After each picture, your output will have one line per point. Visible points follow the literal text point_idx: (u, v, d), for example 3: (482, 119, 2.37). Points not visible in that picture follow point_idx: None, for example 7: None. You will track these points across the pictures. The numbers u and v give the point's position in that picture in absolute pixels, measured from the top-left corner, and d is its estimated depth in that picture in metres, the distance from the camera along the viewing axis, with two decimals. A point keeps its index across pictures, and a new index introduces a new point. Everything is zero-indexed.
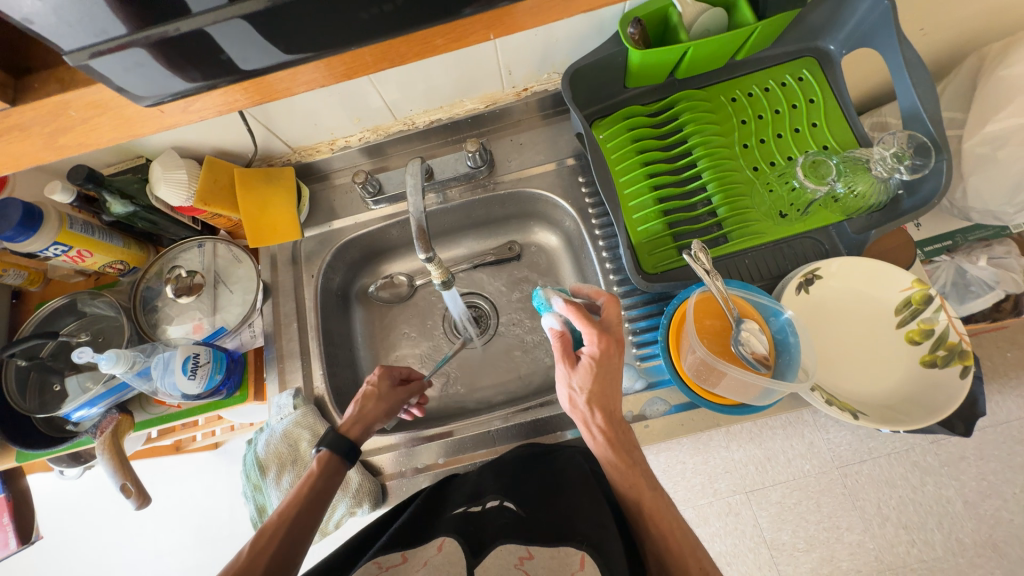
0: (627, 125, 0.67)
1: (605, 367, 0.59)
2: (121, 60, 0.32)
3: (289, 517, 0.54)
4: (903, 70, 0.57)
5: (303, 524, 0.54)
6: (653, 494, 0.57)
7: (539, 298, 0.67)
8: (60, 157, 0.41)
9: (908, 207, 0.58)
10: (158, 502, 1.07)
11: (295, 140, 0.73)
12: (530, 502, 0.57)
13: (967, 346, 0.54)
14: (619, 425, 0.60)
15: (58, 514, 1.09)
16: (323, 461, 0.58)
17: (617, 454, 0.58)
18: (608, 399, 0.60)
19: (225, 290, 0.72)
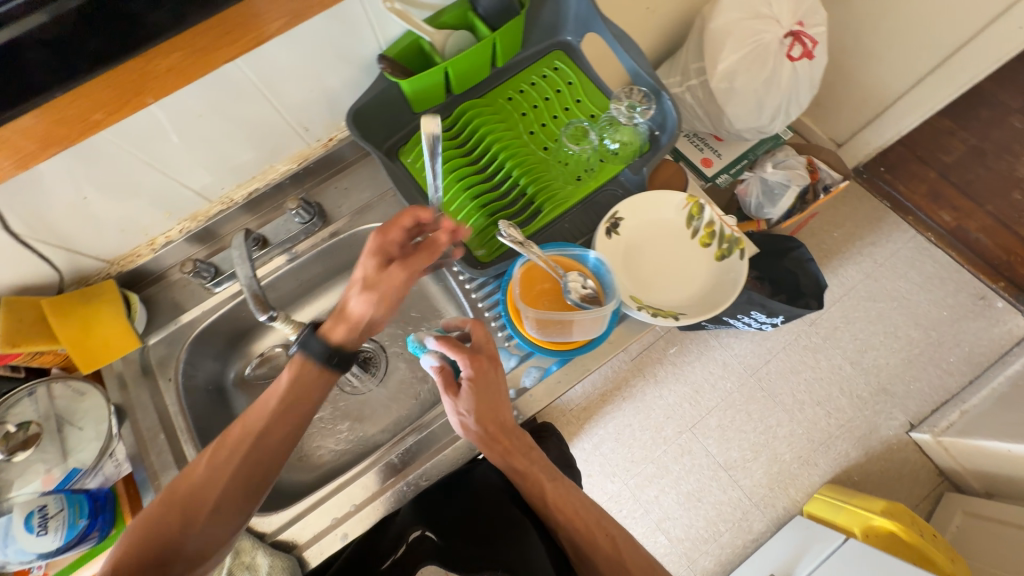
0: (427, 143, 0.74)
1: (484, 384, 0.61)
2: None
3: (221, 458, 0.54)
4: (616, 42, 0.71)
5: (231, 466, 0.54)
6: (554, 484, 0.64)
7: (411, 343, 0.66)
8: None
9: (664, 141, 0.71)
10: None
11: (107, 252, 0.71)
12: (449, 526, 0.66)
13: (738, 234, 0.68)
14: (511, 432, 0.63)
15: None
16: (288, 379, 0.57)
17: (516, 459, 0.64)
18: (495, 412, 0.62)
19: (72, 431, 0.66)
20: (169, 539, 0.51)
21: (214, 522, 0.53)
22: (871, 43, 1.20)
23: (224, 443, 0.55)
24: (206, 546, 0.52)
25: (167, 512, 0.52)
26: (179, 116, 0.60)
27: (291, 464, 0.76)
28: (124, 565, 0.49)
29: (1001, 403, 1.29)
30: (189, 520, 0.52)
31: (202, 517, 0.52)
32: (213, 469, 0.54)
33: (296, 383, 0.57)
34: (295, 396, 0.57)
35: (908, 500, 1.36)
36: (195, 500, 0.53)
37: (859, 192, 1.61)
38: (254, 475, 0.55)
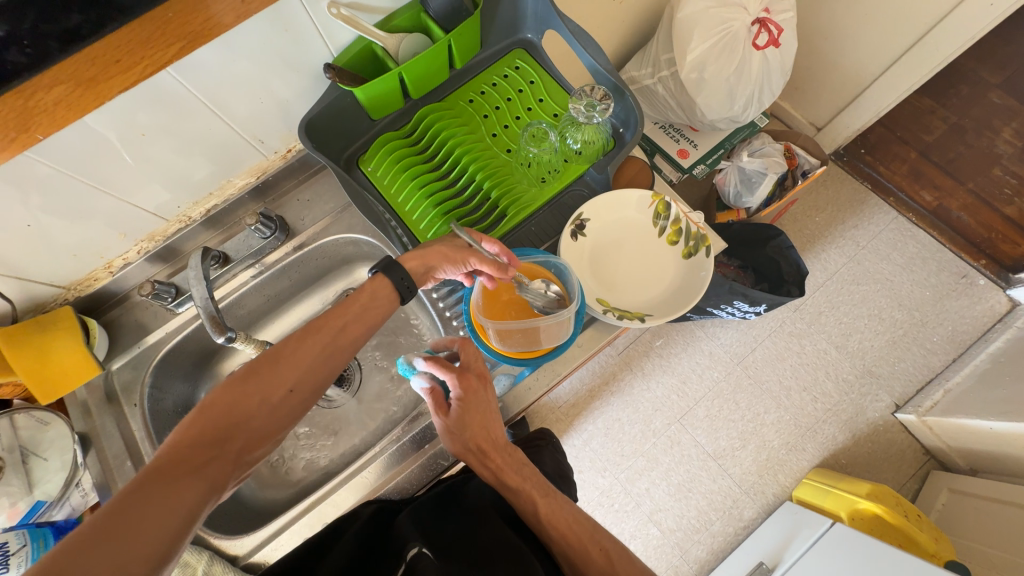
0: (387, 151, 0.72)
1: (475, 404, 0.61)
2: None
3: (305, 343, 0.52)
4: (574, 39, 0.69)
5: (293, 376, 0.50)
6: (547, 501, 0.64)
7: (401, 364, 0.67)
8: None
9: (628, 138, 0.70)
10: None
11: (61, 278, 0.68)
12: (442, 544, 0.59)
13: (704, 231, 0.67)
14: (502, 449, 0.64)
15: None
16: (373, 289, 0.57)
17: (511, 477, 0.64)
18: (487, 431, 0.63)
19: (38, 462, 0.64)
20: (235, 420, 0.47)
21: (280, 411, 0.49)
22: (845, 25, 1.18)
23: (312, 328, 0.52)
24: (268, 434, 0.48)
25: (244, 388, 0.48)
26: (122, 137, 0.58)
27: (266, 482, 0.75)
28: (188, 442, 0.44)
29: (983, 380, 1.29)
30: (257, 402, 0.48)
31: (270, 401, 0.49)
32: (297, 353, 0.51)
33: (369, 299, 0.56)
34: (378, 306, 0.57)
35: (895, 480, 1.37)
36: (267, 382, 0.49)
37: (841, 175, 1.60)
38: (326, 368, 0.52)
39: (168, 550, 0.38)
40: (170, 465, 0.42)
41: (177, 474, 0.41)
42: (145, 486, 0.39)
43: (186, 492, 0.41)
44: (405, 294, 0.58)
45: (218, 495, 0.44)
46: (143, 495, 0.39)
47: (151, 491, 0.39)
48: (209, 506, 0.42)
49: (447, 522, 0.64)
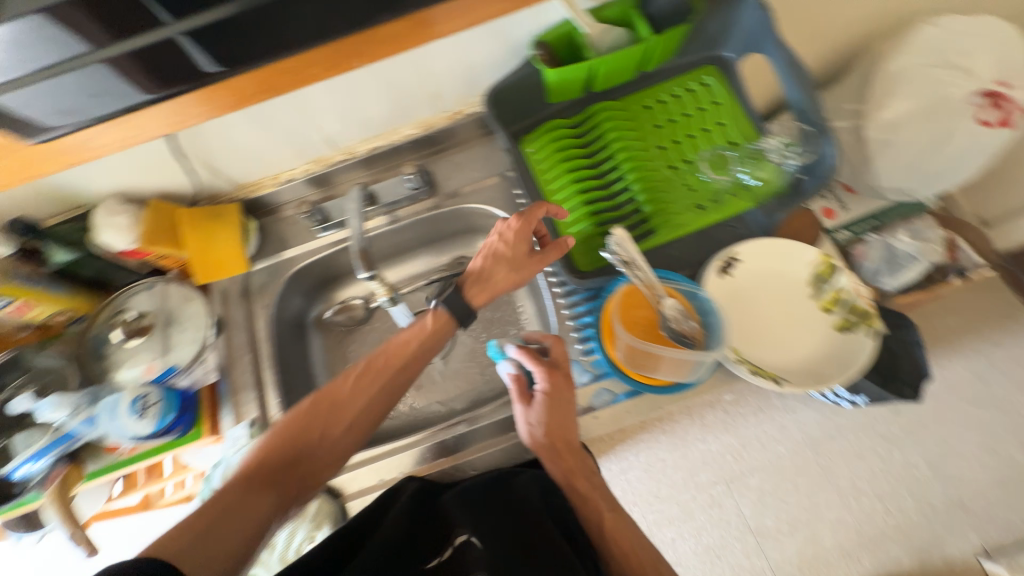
0: (552, 137, 0.72)
1: (558, 401, 0.61)
2: (81, 89, 0.48)
3: (361, 384, 0.59)
4: (786, 69, 0.63)
5: (345, 415, 0.57)
6: (613, 515, 0.60)
7: (491, 347, 0.69)
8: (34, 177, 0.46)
9: (809, 189, 0.64)
10: None
11: (238, 177, 0.75)
12: (492, 533, 0.57)
13: (871, 308, 0.59)
14: (577, 452, 0.62)
15: None
16: (432, 323, 0.62)
17: (580, 482, 0.62)
18: (564, 430, 0.62)
19: (176, 330, 0.72)
20: (300, 450, 0.56)
21: (339, 447, 0.57)
22: None
23: (367, 372, 0.59)
24: (330, 468, 0.56)
25: (308, 423, 0.57)
26: None
27: None
28: (262, 462, 0.54)
29: None
30: (317, 443, 0.56)
31: (328, 435, 0.57)
32: (355, 394, 0.58)
33: (429, 335, 0.62)
34: (434, 343, 0.62)
35: None
36: (331, 419, 0.57)
37: None
38: (379, 411, 0.59)
39: (239, 558, 0.47)
40: (249, 490, 0.52)
41: (250, 500, 0.51)
42: (223, 496, 0.50)
43: (256, 515, 0.50)
44: (461, 317, 0.63)
45: (284, 514, 0.53)
46: (219, 501, 0.50)
47: (230, 502, 0.50)
48: (274, 524, 0.51)
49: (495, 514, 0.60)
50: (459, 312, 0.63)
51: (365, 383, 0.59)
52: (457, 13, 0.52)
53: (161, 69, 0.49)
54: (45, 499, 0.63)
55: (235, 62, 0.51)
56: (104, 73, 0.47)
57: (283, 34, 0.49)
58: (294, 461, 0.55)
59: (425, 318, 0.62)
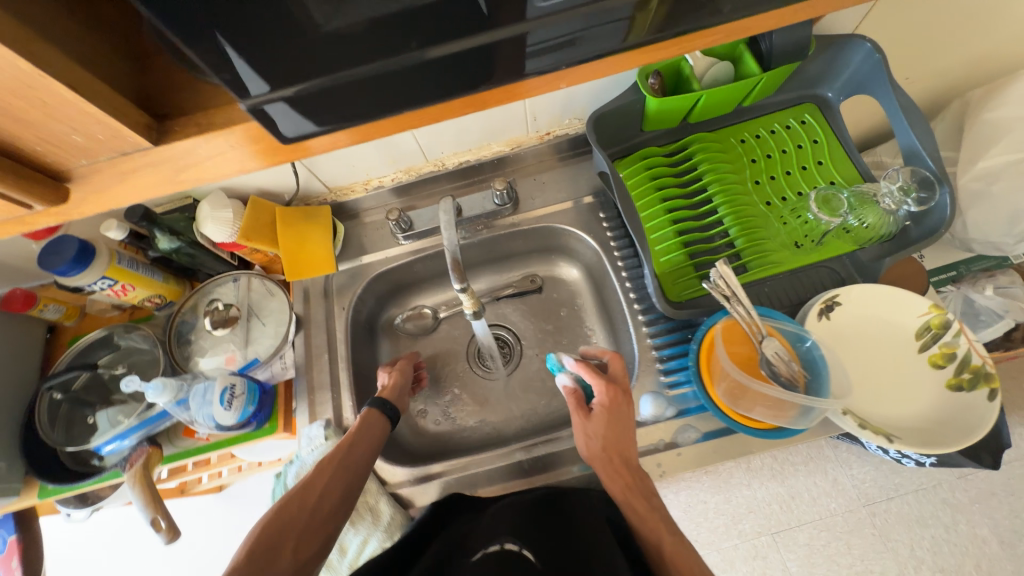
0: (645, 164, 0.72)
1: (616, 413, 0.61)
2: (274, 112, 0.28)
3: (335, 482, 0.58)
4: (899, 113, 0.62)
5: (331, 484, 0.57)
6: (674, 540, 0.54)
7: (551, 360, 0.71)
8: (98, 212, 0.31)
9: (917, 236, 0.62)
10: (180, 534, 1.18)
11: (332, 181, 0.77)
12: (544, 549, 0.54)
13: (991, 368, 0.55)
14: (635, 469, 0.59)
15: (68, 558, 1.18)
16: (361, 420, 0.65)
17: (637, 500, 0.58)
18: (622, 445, 0.60)
19: (258, 323, 0.74)
20: (284, 525, 0.53)
21: (325, 510, 0.56)
22: None
23: (341, 464, 0.59)
24: (320, 534, 0.55)
25: (291, 499, 0.56)
26: None
27: (412, 424, 0.79)
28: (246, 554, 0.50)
29: None
30: (308, 516, 0.55)
31: (311, 502, 0.56)
32: (327, 491, 0.57)
33: (371, 418, 0.65)
34: (377, 426, 0.65)
35: None
36: (318, 518, 0.55)
37: None
38: (358, 484, 0.59)
39: None
40: (245, 568, 0.50)
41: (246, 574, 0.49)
42: None
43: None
44: (390, 413, 0.67)
45: None
46: None
47: None
48: None
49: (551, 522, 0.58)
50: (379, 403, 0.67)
51: (351, 445, 0.61)
52: (550, 80, 0.33)
53: (310, 106, 0.29)
54: (125, 479, 0.63)
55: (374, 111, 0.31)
56: (289, 114, 0.29)
57: (382, 113, 0.31)
58: (283, 536, 0.53)
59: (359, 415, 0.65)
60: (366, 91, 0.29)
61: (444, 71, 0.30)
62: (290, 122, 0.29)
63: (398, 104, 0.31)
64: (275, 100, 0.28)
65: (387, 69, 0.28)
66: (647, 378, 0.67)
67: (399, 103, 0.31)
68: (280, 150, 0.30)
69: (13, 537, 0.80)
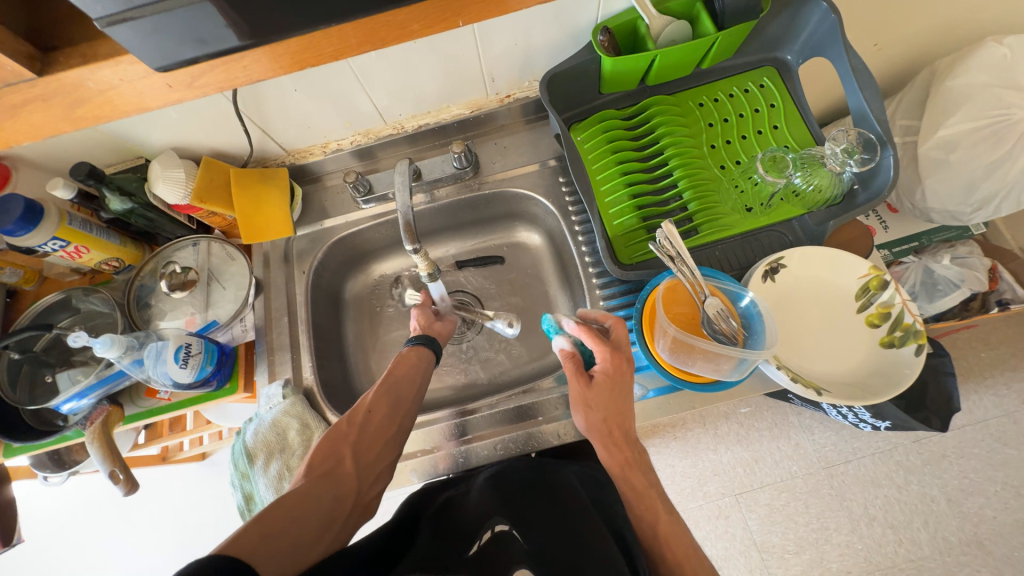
0: (603, 127, 0.72)
1: (619, 384, 0.59)
2: (140, 29, 0.30)
3: (380, 401, 0.62)
4: (851, 76, 0.62)
5: (379, 408, 0.62)
6: (670, 518, 0.56)
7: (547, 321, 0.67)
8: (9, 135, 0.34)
9: (864, 200, 0.63)
10: (161, 500, 1.21)
11: (289, 143, 0.77)
12: (531, 525, 0.57)
13: (920, 326, 0.57)
14: (634, 443, 0.59)
15: (50, 519, 1.21)
16: (409, 352, 0.68)
17: (635, 475, 0.58)
18: (621, 416, 0.59)
19: (218, 287, 0.74)
20: (340, 441, 0.58)
21: (374, 429, 0.61)
22: None
23: (388, 383, 0.64)
24: (374, 450, 0.60)
25: (344, 421, 0.60)
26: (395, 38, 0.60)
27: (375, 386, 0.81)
28: (310, 465, 0.56)
29: None
30: (359, 433, 0.60)
31: (360, 422, 0.60)
32: (374, 408, 0.61)
33: (415, 355, 0.68)
34: (422, 362, 0.68)
35: None
36: (369, 433, 0.60)
37: None
38: (405, 399, 0.64)
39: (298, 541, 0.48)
40: (314, 475, 0.55)
41: (315, 479, 0.55)
42: (273, 511, 0.49)
43: (318, 488, 0.54)
44: (432, 348, 0.69)
45: (341, 503, 0.55)
46: (271, 533, 0.47)
47: (281, 512, 0.50)
48: (327, 509, 0.53)
49: (536, 501, 0.60)
50: (420, 340, 0.69)
51: (396, 374, 0.65)
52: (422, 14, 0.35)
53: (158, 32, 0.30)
54: (85, 435, 0.66)
55: (265, 30, 0.33)
56: (136, 37, 0.30)
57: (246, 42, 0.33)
58: (341, 453, 0.58)
59: (405, 350, 0.68)
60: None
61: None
62: (142, 49, 0.31)
63: (321, 20, 0.33)
64: (119, 22, 0.29)
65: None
66: None
67: (328, 15, 0.33)
68: (176, 86, 0.35)
69: None
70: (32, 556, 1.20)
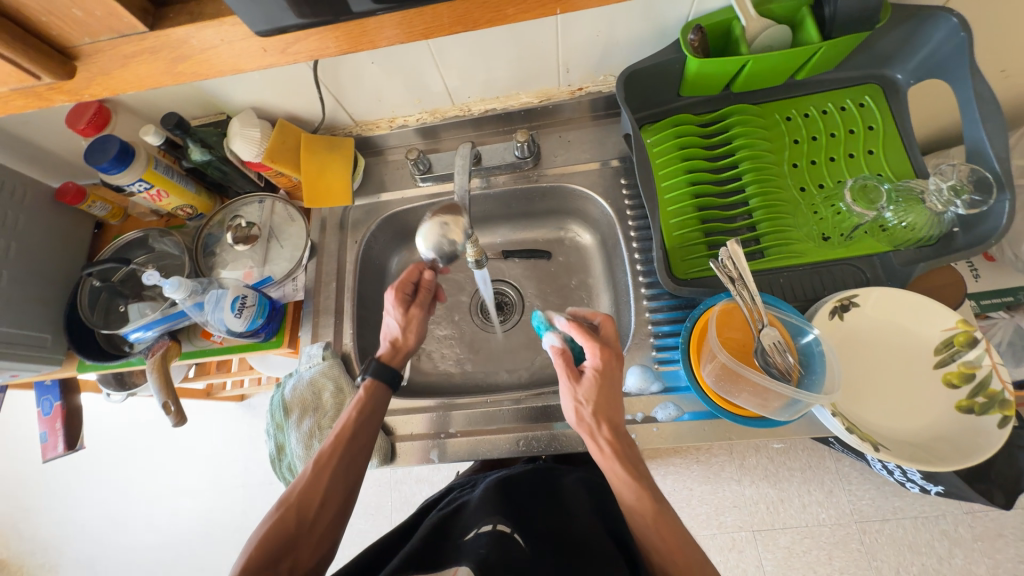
0: (676, 132, 0.68)
1: (610, 379, 0.56)
2: None
3: (333, 477, 0.57)
4: (973, 105, 0.55)
5: (330, 489, 0.56)
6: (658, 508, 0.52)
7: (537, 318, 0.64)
8: (129, 83, 0.37)
9: (963, 244, 0.56)
10: (201, 432, 1.31)
11: (359, 114, 0.78)
12: (529, 530, 0.55)
13: (1010, 395, 0.51)
14: (623, 436, 0.56)
15: (108, 431, 1.34)
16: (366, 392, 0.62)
17: (623, 469, 0.54)
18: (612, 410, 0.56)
19: (276, 245, 0.77)
20: (282, 542, 0.53)
21: (324, 521, 0.56)
22: None
23: (346, 456, 0.58)
24: (318, 552, 0.55)
25: (287, 510, 0.54)
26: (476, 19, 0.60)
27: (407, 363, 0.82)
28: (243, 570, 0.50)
29: None
30: (304, 526, 0.54)
31: (307, 513, 0.55)
32: (325, 496, 0.56)
33: (372, 394, 0.62)
34: (379, 414, 0.63)
35: None
36: (316, 534, 0.55)
37: None
38: (358, 472, 0.59)
39: None
40: None
41: None
42: None
43: None
44: (392, 382, 0.64)
45: None
46: None
47: None
48: None
49: (534, 510, 0.60)
50: (380, 371, 0.63)
51: (354, 445, 0.59)
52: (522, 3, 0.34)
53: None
54: (147, 365, 0.72)
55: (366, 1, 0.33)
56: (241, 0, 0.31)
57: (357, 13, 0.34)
58: (278, 556, 0.52)
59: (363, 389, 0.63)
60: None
61: None
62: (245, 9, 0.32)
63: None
64: None
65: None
66: (639, 352, 0.66)
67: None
68: (270, 51, 0.36)
69: (57, 403, 0.90)
70: (90, 460, 1.34)
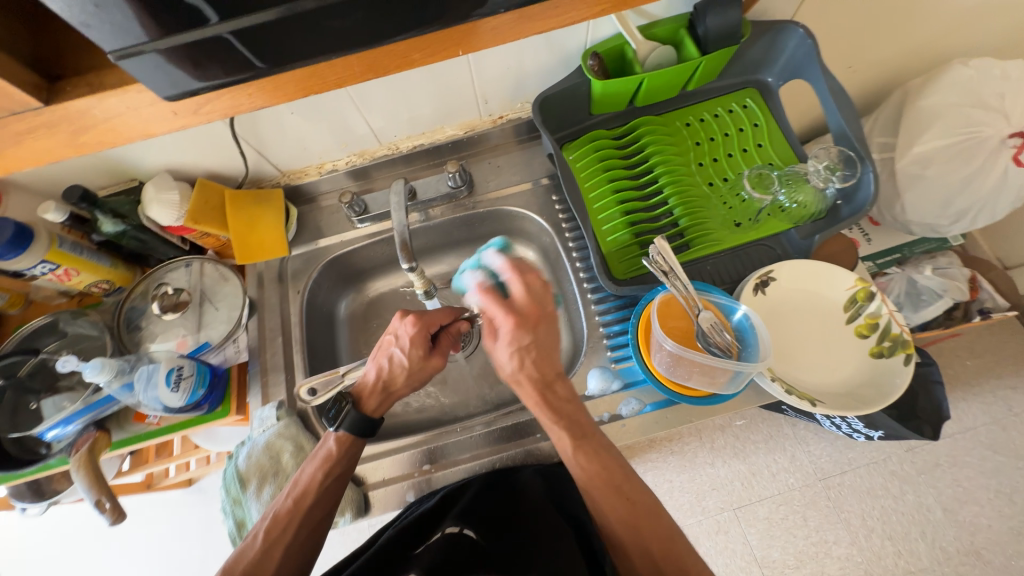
0: (594, 147, 0.73)
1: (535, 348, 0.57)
2: (146, 63, 0.31)
3: (290, 543, 0.53)
4: (829, 96, 0.65)
5: (283, 556, 0.52)
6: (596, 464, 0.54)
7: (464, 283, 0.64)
8: (33, 163, 0.36)
9: (847, 214, 0.64)
10: (146, 530, 1.16)
11: (284, 164, 0.77)
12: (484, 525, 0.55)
13: (907, 336, 0.59)
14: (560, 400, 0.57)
15: (29, 554, 1.16)
16: (338, 446, 0.58)
17: (545, 412, 0.57)
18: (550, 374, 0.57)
19: (210, 308, 0.73)
20: None
21: None
22: None
23: (302, 520, 0.54)
24: None
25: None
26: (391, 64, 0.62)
27: None
28: None
29: None
30: None
31: None
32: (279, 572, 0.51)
33: (342, 451, 0.58)
34: (342, 471, 0.58)
35: None
36: None
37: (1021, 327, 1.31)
38: (318, 533, 0.55)
39: None
40: None
41: None
42: None
43: None
44: (366, 434, 0.59)
45: None
46: None
47: None
48: None
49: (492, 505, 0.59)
50: (353, 426, 0.59)
51: (311, 506, 0.55)
52: (430, 49, 0.37)
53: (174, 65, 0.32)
54: (71, 463, 0.64)
55: (279, 60, 0.34)
56: (147, 70, 0.32)
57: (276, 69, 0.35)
58: None
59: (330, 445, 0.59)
60: (288, 33, 0.32)
61: (312, 37, 0.33)
62: (154, 78, 0.32)
63: (330, 50, 0.34)
64: (133, 55, 0.30)
65: (307, 9, 0.31)
66: (596, 355, 0.69)
67: (339, 46, 0.34)
68: (182, 113, 0.36)
69: None
70: None
